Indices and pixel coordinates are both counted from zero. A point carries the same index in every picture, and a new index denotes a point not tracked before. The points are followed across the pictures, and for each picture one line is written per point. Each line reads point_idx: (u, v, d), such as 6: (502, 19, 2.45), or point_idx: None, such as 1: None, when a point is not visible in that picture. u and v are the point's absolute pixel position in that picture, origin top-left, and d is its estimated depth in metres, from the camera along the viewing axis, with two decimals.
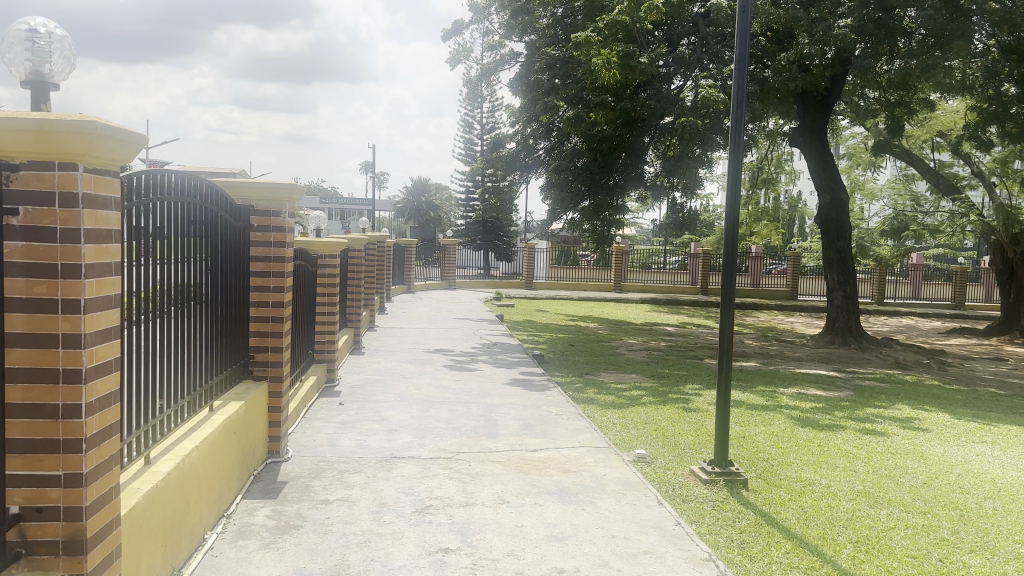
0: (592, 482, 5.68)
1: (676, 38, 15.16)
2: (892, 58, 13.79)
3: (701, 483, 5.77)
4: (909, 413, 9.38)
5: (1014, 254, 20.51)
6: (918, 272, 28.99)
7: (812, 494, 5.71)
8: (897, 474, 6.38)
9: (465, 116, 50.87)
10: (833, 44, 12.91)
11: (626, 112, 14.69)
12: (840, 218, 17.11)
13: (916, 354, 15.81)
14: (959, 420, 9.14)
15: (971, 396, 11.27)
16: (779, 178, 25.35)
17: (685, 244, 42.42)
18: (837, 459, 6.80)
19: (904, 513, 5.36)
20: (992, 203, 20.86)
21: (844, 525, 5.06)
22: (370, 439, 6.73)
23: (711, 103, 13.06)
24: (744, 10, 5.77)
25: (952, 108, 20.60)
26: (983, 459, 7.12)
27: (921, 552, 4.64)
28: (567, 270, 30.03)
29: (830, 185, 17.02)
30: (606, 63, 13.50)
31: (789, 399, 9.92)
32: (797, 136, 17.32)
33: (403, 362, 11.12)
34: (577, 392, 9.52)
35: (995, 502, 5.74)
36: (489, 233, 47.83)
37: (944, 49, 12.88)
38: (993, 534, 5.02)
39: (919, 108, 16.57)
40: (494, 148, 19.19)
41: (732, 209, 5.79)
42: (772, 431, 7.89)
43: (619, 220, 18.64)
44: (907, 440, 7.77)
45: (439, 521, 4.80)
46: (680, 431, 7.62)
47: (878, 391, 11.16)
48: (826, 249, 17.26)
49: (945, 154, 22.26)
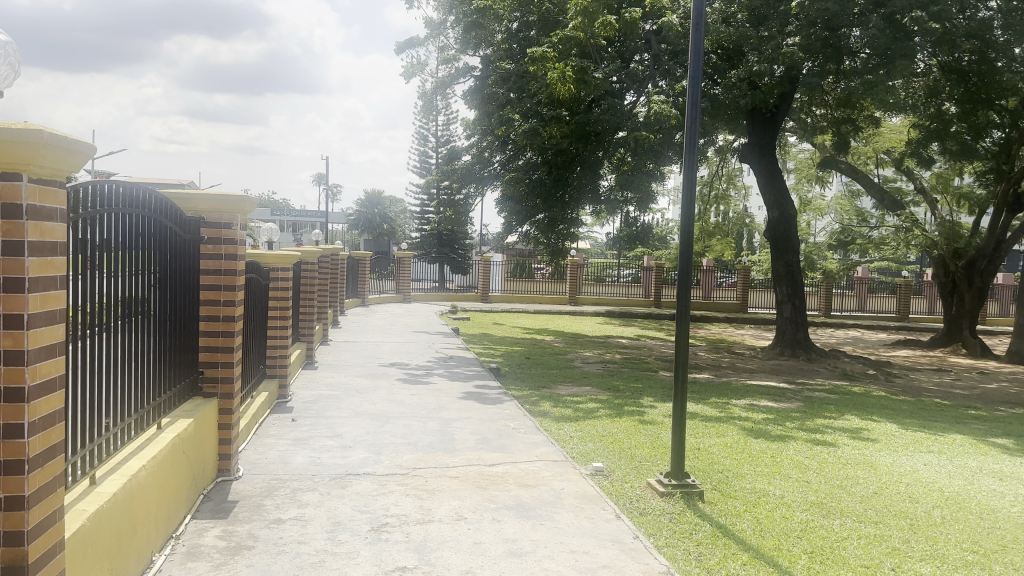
0: (551, 496, 5.66)
1: (628, 54, 15.25)
2: (840, 76, 14.05)
3: (659, 495, 5.79)
4: (857, 423, 9.60)
5: (956, 268, 21.13)
6: (863, 285, 29.77)
7: (766, 505, 5.79)
8: (848, 484, 6.51)
9: (419, 129, 50.74)
10: (781, 62, 13.28)
11: (581, 125, 14.97)
12: (788, 232, 17.50)
13: (861, 364, 16.22)
14: (906, 430, 9.34)
15: (916, 406, 11.58)
16: (731, 193, 25.78)
17: (638, 257, 42.89)
18: (789, 470, 6.92)
19: (857, 523, 5.46)
20: (934, 219, 21.50)
21: (799, 536, 5.13)
22: (324, 455, 6.60)
23: (664, 118, 13.21)
24: (695, 28, 5.82)
25: (896, 127, 21.32)
26: (929, 469, 7.31)
27: (874, 561, 4.72)
28: (522, 283, 30.00)
29: (779, 200, 17.35)
30: (562, 77, 13.60)
31: (742, 411, 10.04)
32: (746, 151, 17.54)
33: (357, 377, 10.95)
34: (534, 405, 9.50)
35: (943, 511, 5.88)
36: (444, 245, 47.67)
37: (888, 68, 13.09)
38: (942, 543, 5.13)
39: (863, 127, 17.13)
40: (450, 160, 19.16)
41: (687, 222, 5.83)
42: (726, 441, 8.01)
43: (575, 233, 18.83)
44: (856, 450, 7.95)
45: (395, 539, 4.72)
46: (637, 444, 7.67)
47: (827, 402, 11.38)
48: (775, 262, 17.58)
49: (888, 170, 23.01)
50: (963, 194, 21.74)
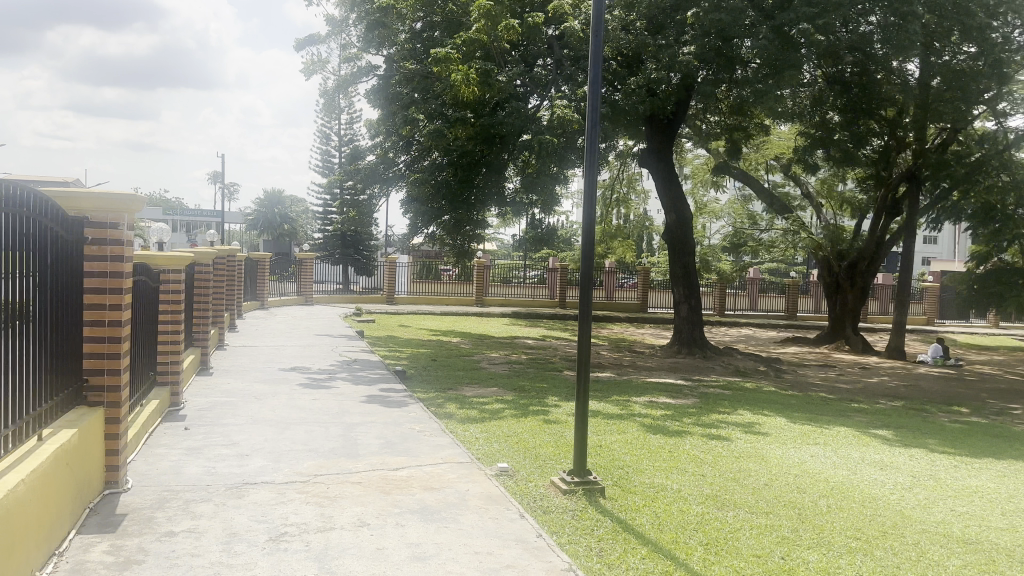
0: (455, 499, 5.64)
1: (532, 58, 15.39)
2: (733, 84, 14.58)
3: (562, 493, 5.85)
4: (749, 418, 10.03)
5: (839, 269, 22.39)
6: (755, 285, 31.09)
7: (664, 499, 5.96)
8: (741, 476, 6.78)
9: (321, 127, 49.67)
10: (677, 70, 13.77)
11: (485, 128, 15.02)
12: (685, 234, 18.11)
13: (753, 361, 16.95)
14: (794, 424, 9.83)
15: (804, 400, 12.21)
16: (632, 196, 26.43)
17: (543, 259, 43.39)
18: (686, 464, 7.15)
19: (749, 514, 5.70)
20: (819, 223, 22.77)
21: (695, 528, 5.31)
22: (219, 464, 6.35)
23: (567, 122, 13.43)
24: (595, 34, 5.92)
25: (784, 135, 22.38)
26: (815, 460, 7.71)
27: (765, 550, 4.93)
28: (427, 284, 29.77)
29: (676, 204, 17.93)
30: (466, 79, 13.63)
31: (642, 408, 10.30)
32: (645, 156, 18.05)
33: (256, 382, 10.60)
34: (439, 407, 9.46)
35: (827, 500, 6.21)
36: (348, 246, 46.82)
37: (778, 78, 13.62)
38: (826, 531, 5.41)
39: (753, 134, 17.94)
40: (353, 160, 18.84)
41: (588, 225, 5.93)
42: (627, 438, 8.20)
43: (480, 235, 18.85)
44: (749, 443, 8.30)
45: (295, 548, 4.59)
46: (541, 443, 7.76)
47: (722, 397, 11.83)
48: (673, 263, 18.16)
49: (777, 176, 24.16)
50: (845, 200, 23.14)
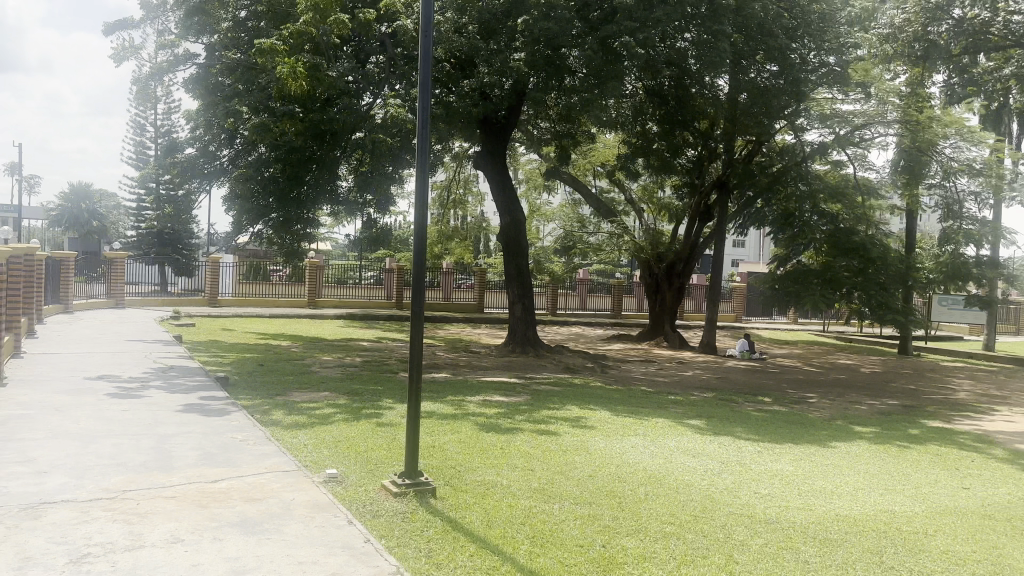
0: (279, 508, 5.43)
1: (364, 55, 15.09)
2: (562, 92, 15.04)
3: (392, 496, 5.79)
4: (576, 413, 10.43)
5: (658, 270, 23.70)
6: (584, 286, 32.41)
7: (494, 495, 6.06)
8: (567, 469, 7.04)
9: (135, 117, 46.09)
10: (509, 74, 14.06)
11: (315, 124, 14.57)
12: (518, 235, 18.48)
13: (582, 358, 17.65)
14: (618, 417, 10.34)
15: (626, 395, 12.87)
16: (466, 198, 26.66)
17: (378, 260, 42.80)
18: (516, 460, 7.31)
19: (574, 505, 5.92)
20: (642, 227, 24.10)
21: (523, 522, 5.44)
22: (11, 484, 5.72)
23: (400, 121, 13.33)
24: (425, 36, 5.91)
25: (608, 142, 23.08)
26: (636, 450, 8.15)
27: (587, 540, 5.14)
28: (255, 286, 28.40)
29: (509, 206, 18.26)
30: (292, 73, 13.09)
31: (475, 407, 10.43)
32: (479, 158, 18.26)
33: (57, 392, 9.65)
34: (265, 414, 9.06)
35: (646, 488, 6.58)
36: (167, 245, 43.77)
37: (602, 88, 14.22)
38: (644, 517, 5.73)
39: (581, 140, 18.61)
40: (171, 153, 17.62)
41: (420, 227, 5.91)
42: (459, 438, 8.26)
43: (311, 234, 18.24)
44: (576, 437, 8.63)
45: (99, 571, 4.22)
46: (372, 446, 7.64)
47: (552, 394, 12.22)
48: (507, 264, 18.49)
49: (604, 181, 25.25)
50: (664, 206, 24.69)
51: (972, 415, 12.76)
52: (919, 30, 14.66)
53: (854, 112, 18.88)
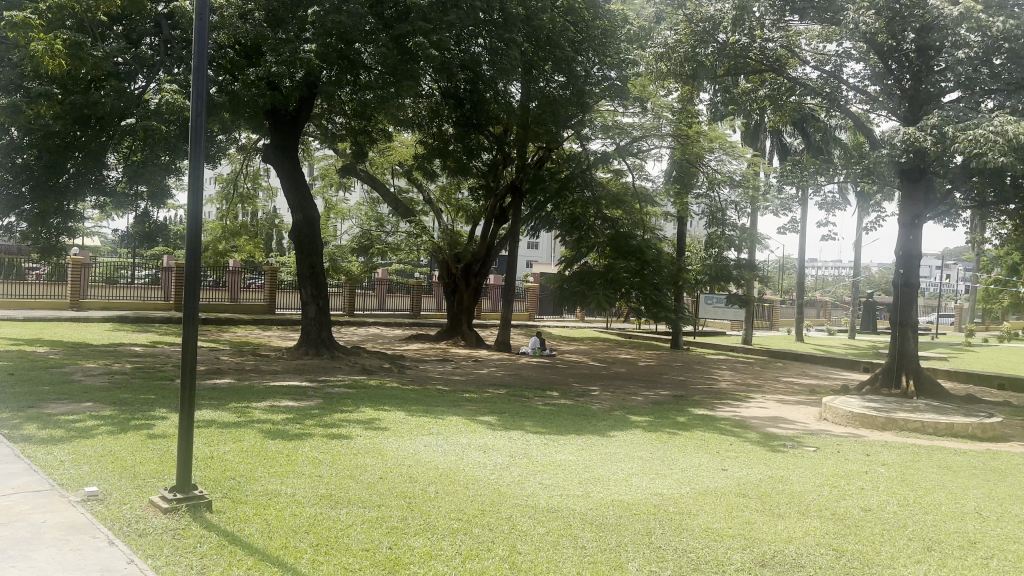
0: (25, 533, 4.81)
1: (136, 35, 13.86)
2: (356, 88, 14.78)
3: (161, 513, 5.34)
4: (370, 415, 10.27)
5: (455, 270, 23.94)
6: (383, 285, 32.06)
7: (276, 505, 5.80)
8: (356, 473, 6.90)
9: None
10: (299, 66, 13.58)
11: (76, 107, 13.15)
12: (311, 232, 17.81)
13: (378, 359, 17.43)
14: (412, 417, 10.32)
15: (422, 394, 12.89)
16: (256, 194, 25.38)
17: (157, 259, 39.58)
18: (303, 466, 7.05)
19: (361, 509, 5.81)
20: (439, 227, 24.29)
21: (306, 530, 5.25)
22: None
23: (176, 109, 12.38)
24: (199, 20, 5.52)
25: (405, 141, 23.11)
26: (428, 450, 8.17)
27: (373, 543, 5.07)
28: (6, 286, 25.12)
29: (302, 203, 17.56)
30: (48, 49, 11.72)
31: (262, 413, 9.93)
32: (269, 152, 17.41)
33: None
34: (14, 430, 8.02)
35: (435, 486, 6.61)
36: None
37: (396, 87, 14.12)
38: (432, 515, 5.74)
39: (377, 138, 18.35)
40: None
41: (193, 223, 5.51)
42: (242, 446, 7.81)
43: (74, 229, 16.43)
44: (367, 440, 8.49)
45: None
46: (142, 459, 7.02)
47: (346, 397, 11.95)
48: (299, 263, 17.74)
49: (401, 180, 25.14)
50: (460, 207, 25.11)
51: (732, 402, 14.21)
52: (689, 51, 16.11)
53: (633, 125, 20.39)
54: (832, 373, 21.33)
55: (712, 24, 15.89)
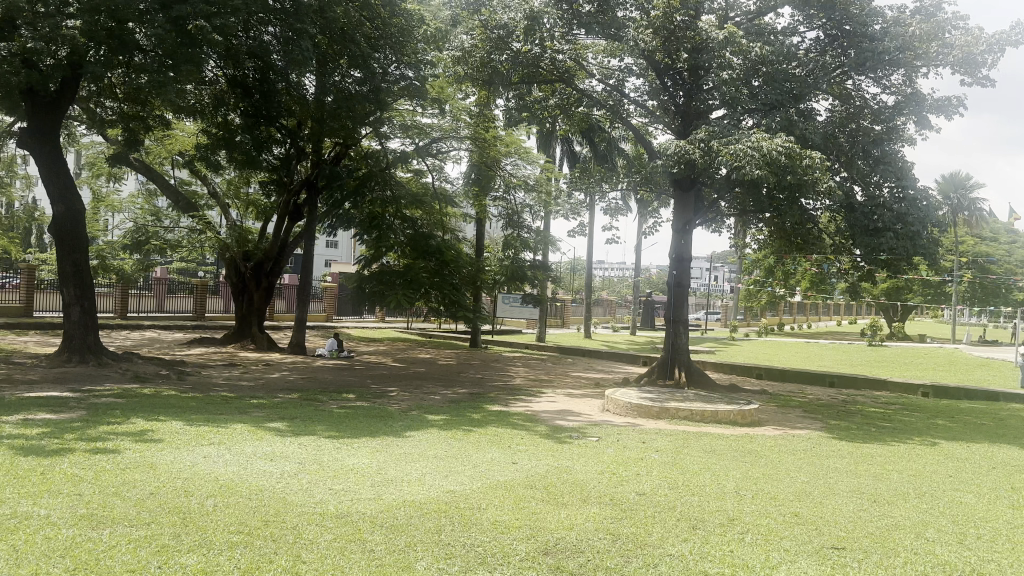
0: None
1: None
2: (129, 70, 13.62)
3: None
4: (142, 426, 9.47)
5: (245, 269, 22.71)
6: (162, 285, 29.90)
7: (24, 529, 5.18)
8: (123, 489, 6.33)
9: None
10: (61, 43, 12.40)
11: None
12: (75, 227, 16.06)
13: (155, 365, 16.11)
14: (190, 426, 9.65)
15: (203, 402, 12.10)
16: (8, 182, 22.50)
17: None
18: (59, 485, 6.35)
19: (128, 528, 5.34)
20: (227, 223, 22.89)
21: (60, 556, 4.74)
22: None
23: None
24: None
25: (187, 130, 21.54)
26: (208, 460, 7.68)
27: (140, 564, 4.68)
28: None
29: (63, 194, 15.76)
30: None
31: (10, 429, 8.81)
32: (23, 135, 15.45)
33: None
34: None
35: (214, 499, 6.22)
36: None
37: (175, 71, 13.06)
38: (209, 530, 5.41)
39: (155, 126, 16.88)
40: None
41: None
42: None
43: None
44: (138, 453, 7.82)
45: None
46: None
47: (114, 407, 10.93)
48: (61, 260, 15.89)
49: (184, 172, 23.43)
50: (250, 202, 23.87)
51: (524, 398, 14.75)
52: (483, 56, 16.29)
53: (431, 125, 20.47)
54: (615, 367, 22.86)
55: (506, 31, 16.22)
